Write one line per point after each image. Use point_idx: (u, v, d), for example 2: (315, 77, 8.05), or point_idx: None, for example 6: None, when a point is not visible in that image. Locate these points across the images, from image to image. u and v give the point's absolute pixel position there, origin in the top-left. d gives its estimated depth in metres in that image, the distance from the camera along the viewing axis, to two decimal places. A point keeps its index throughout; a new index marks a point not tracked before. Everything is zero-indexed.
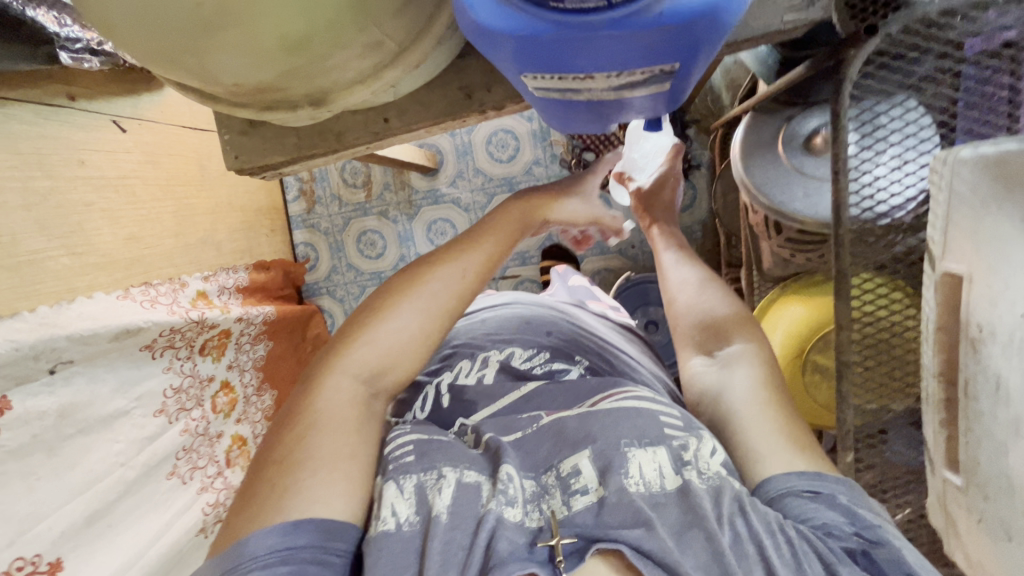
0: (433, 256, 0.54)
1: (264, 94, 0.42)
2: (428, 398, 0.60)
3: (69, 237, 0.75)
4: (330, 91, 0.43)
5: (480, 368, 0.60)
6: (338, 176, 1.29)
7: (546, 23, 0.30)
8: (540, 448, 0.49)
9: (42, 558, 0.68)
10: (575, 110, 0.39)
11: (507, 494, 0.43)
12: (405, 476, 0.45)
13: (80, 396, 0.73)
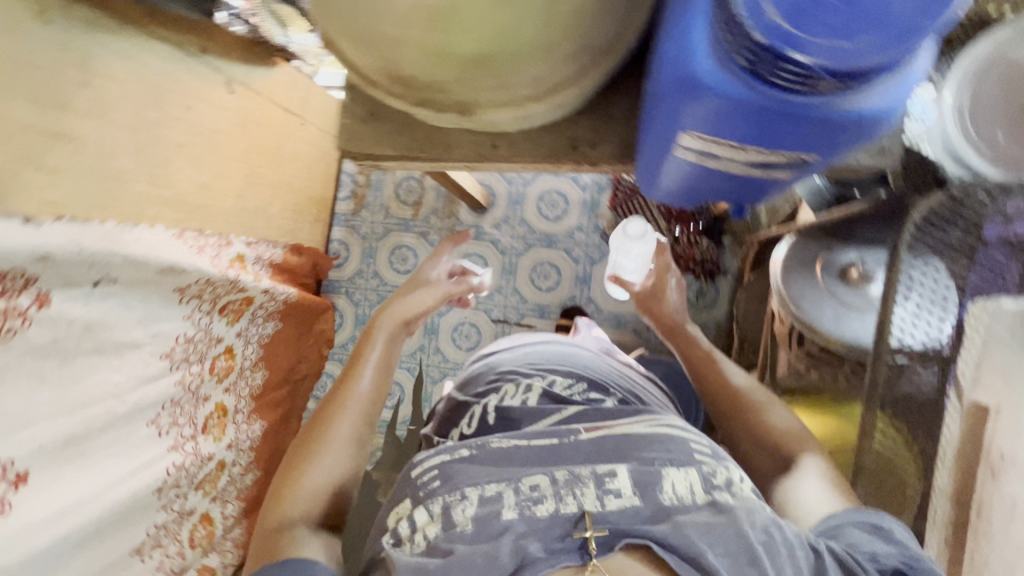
0: (336, 390, 0.70)
1: (428, 91, 0.48)
2: (476, 414, 0.69)
3: (156, 168, 0.79)
4: (478, 105, 0.49)
5: (524, 394, 0.69)
6: (392, 189, 1.36)
7: (752, 91, 0.35)
8: (577, 454, 0.56)
9: (12, 464, 0.66)
10: (706, 160, 0.45)
11: (538, 497, 0.51)
12: (433, 500, 0.54)
13: (108, 317, 0.74)
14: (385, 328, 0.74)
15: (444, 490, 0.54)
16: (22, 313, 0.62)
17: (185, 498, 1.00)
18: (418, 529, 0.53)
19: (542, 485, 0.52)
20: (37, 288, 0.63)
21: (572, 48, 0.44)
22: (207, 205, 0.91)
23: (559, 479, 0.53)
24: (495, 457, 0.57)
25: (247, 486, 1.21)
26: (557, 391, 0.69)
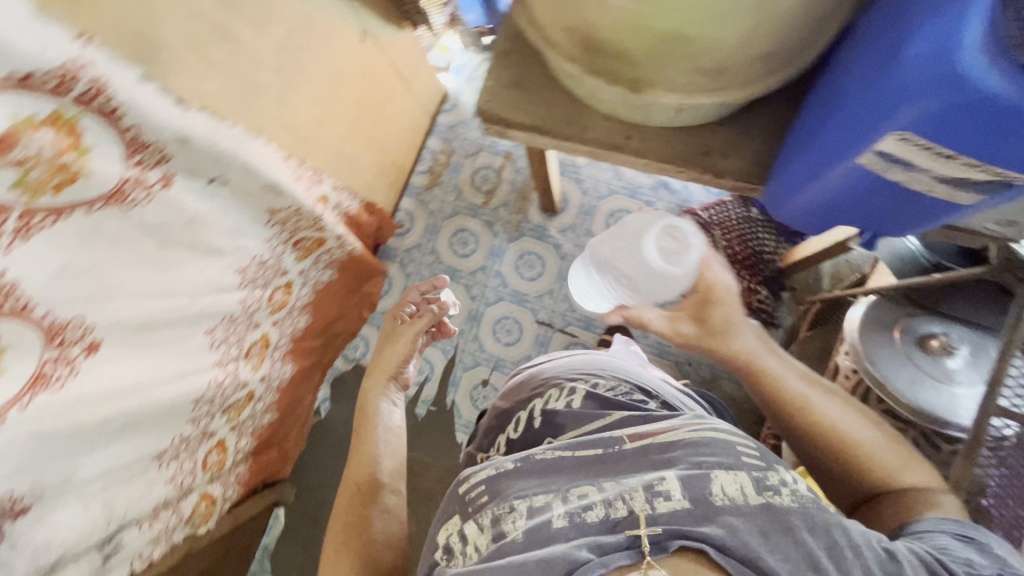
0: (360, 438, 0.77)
1: (609, 57, 0.50)
2: (522, 419, 0.71)
3: (288, 90, 0.81)
4: (651, 84, 0.51)
5: (569, 396, 0.70)
6: (469, 174, 1.39)
7: (1013, 94, 0.36)
8: (620, 464, 0.56)
9: (92, 332, 0.64)
10: (892, 167, 0.47)
11: (580, 508, 0.51)
12: (482, 514, 0.54)
13: (212, 215, 0.75)
14: (375, 394, 0.82)
15: (493, 503, 0.55)
16: (149, 186, 0.63)
17: (211, 419, 0.99)
18: (468, 542, 0.53)
19: (593, 495, 0.52)
20: (166, 168, 0.65)
21: (765, 50, 0.46)
22: (316, 139, 0.93)
23: (608, 488, 0.52)
24: (544, 467, 0.57)
25: (262, 426, 1.19)
26: (604, 391, 0.70)
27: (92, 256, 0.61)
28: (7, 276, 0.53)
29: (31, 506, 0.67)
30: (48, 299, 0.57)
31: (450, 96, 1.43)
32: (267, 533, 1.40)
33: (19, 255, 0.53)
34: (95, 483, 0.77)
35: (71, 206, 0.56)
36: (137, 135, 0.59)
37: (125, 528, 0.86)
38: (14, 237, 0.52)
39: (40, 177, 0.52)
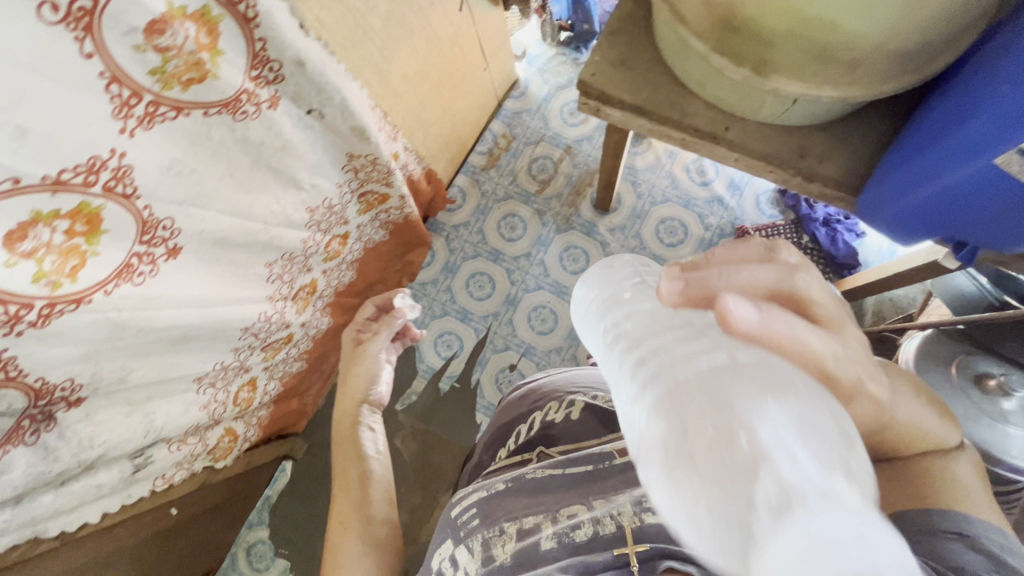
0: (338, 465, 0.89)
1: (743, 37, 0.50)
2: (521, 432, 0.76)
3: (390, 40, 0.83)
4: (779, 69, 0.51)
5: (567, 408, 0.73)
6: (527, 161, 1.40)
7: None
8: (611, 480, 0.57)
9: (175, 236, 0.65)
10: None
11: (567, 530, 0.52)
12: (473, 537, 0.58)
13: (301, 147, 0.75)
14: (350, 418, 0.94)
15: (483, 526, 0.58)
16: (258, 102, 0.64)
17: (250, 354, 0.99)
18: (460, 565, 0.56)
19: (581, 514, 0.54)
20: (275, 89, 0.66)
21: (906, 47, 0.46)
22: (401, 95, 0.94)
23: (596, 507, 0.53)
24: (532, 488, 0.60)
25: (289, 373, 1.18)
26: (601, 404, 0.73)
27: (196, 160, 0.61)
28: (124, 159, 0.53)
29: (85, 398, 0.68)
30: (151, 193, 0.58)
31: (519, 83, 1.45)
32: (270, 483, 1.38)
33: (139, 141, 0.53)
34: (142, 392, 0.77)
35: (192, 105, 0.56)
36: (263, 50, 0.60)
37: (156, 444, 0.86)
38: (138, 122, 0.53)
39: (175, 69, 0.53)
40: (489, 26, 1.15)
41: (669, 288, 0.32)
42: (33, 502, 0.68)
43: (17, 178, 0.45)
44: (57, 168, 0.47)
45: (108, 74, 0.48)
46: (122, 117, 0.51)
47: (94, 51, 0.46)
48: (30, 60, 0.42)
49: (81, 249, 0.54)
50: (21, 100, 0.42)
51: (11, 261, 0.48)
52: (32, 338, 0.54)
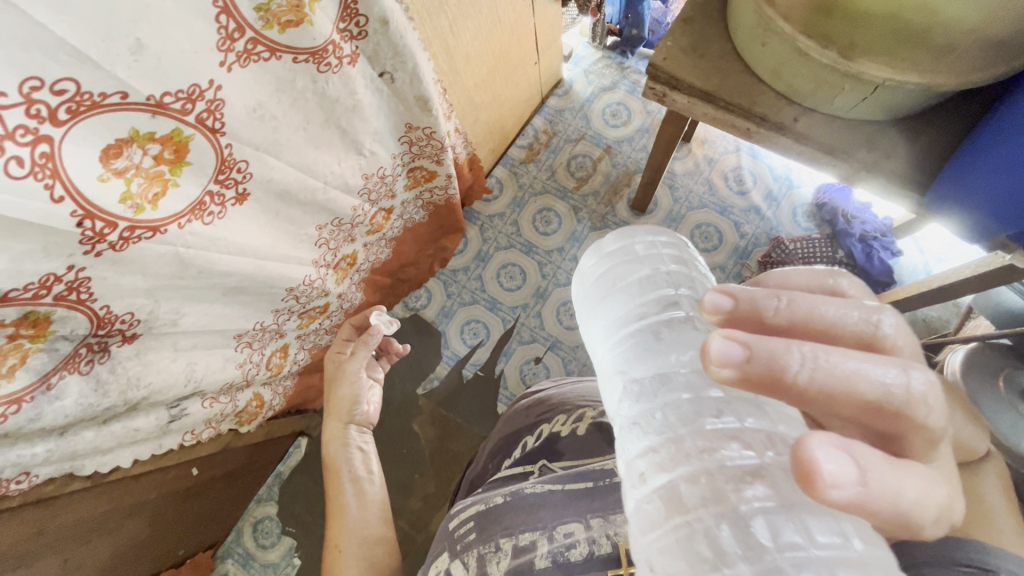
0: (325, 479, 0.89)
1: (833, 19, 0.51)
2: (526, 443, 0.70)
3: (462, 17, 0.84)
4: (865, 54, 0.52)
5: (575, 422, 0.67)
6: (566, 158, 1.42)
7: None
8: (610, 498, 0.51)
9: (246, 180, 0.65)
10: None
11: (562, 548, 0.49)
12: (469, 553, 0.53)
13: (369, 110, 0.77)
14: (338, 439, 0.92)
15: (479, 541, 0.53)
16: (341, 56, 0.65)
17: (287, 319, 0.97)
18: None
19: (579, 535, 0.49)
20: (356, 46, 0.67)
21: (997, 35, 0.48)
22: (461, 74, 0.95)
23: (595, 527, 0.49)
24: (529, 499, 0.54)
25: (318, 347, 1.16)
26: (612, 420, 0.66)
27: (278, 106, 0.63)
28: (219, 92, 0.54)
29: (139, 336, 0.67)
30: (235, 132, 0.59)
31: (563, 83, 1.47)
32: (283, 460, 1.35)
33: (235, 76, 0.55)
34: (189, 339, 0.76)
35: (284, 49, 0.58)
36: (353, 3, 0.62)
37: (191, 397, 0.85)
38: (236, 58, 0.54)
39: (277, 8, 0.54)
40: (545, 19, 1.17)
41: (727, 371, 0.28)
42: (76, 437, 0.68)
43: (125, 92, 0.46)
44: (161, 89, 0.49)
45: (220, 4, 0.49)
46: (224, 50, 0.52)
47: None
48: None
49: (164, 176, 0.55)
50: (145, 14, 0.43)
51: (104, 175, 0.49)
52: (107, 260, 0.54)
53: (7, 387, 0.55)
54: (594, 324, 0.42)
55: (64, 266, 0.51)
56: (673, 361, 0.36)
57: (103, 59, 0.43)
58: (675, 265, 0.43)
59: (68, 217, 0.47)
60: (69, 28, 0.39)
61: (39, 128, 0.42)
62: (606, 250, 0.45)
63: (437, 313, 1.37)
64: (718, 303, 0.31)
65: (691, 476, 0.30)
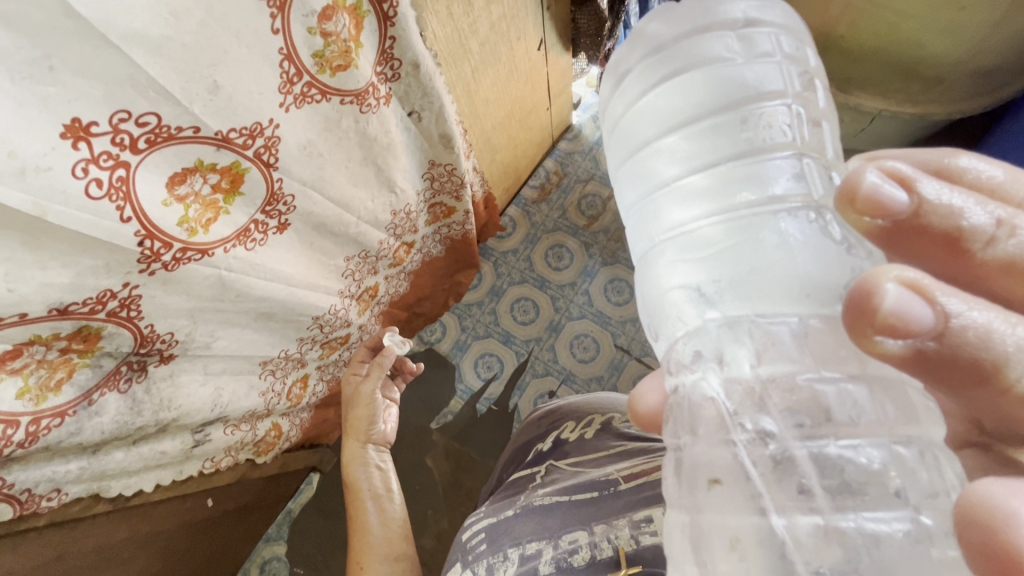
0: (351, 509, 0.89)
1: None
2: (536, 450, 0.72)
3: (484, 66, 0.92)
4: None
5: (582, 428, 0.69)
6: (576, 198, 1.48)
7: None
8: (613, 506, 0.51)
9: (287, 214, 0.70)
10: None
11: (566, 553, 0.49)
12: (478, 564, 0.54)
13: (400, 147, 0.82)
14: (358, 459, 0.95)
15: (489, 551, 0.54)
16: (379, 97, 0.71)
17: (310, 348, 0.99)
18: None
19: (583, 541, 0.49)
20: (390, 87, 0.74)
21: None
22: (480, 116, 1.02)
23: (598, 533, 0.49)
24: (538, 510, 0.55)
25: (335, 379, 1.17)
26: (619, 425, 0.67)
27: (325, 144, 0.68)
28: (276, 130, 0.60)
29: (175, 357, 0.70)
30: (286, 167, 0.64)
31: (572, 128, 1.55)
32: (294, 497, 1.33)
33: (291, 116, 0.60)
34: (219, 363, 0.78)
35: (333, 92, 0.64)
36: (390, 48, 0.69)
37: (215, 423, 0.87)
38: (294, 100, 0.60)
39: (331, 54, 0.60)
40: (557, 69, 1.26)
41: (895, 344, 0.27)
42: (106, 456, 0.69)
43: (198, 128, 0.51)
44: (228, 126, 0.54)
45: (284, 51, 0.55)
46: (284, 92, 0.58)
47: (281, 28, 0.53)
48: (236, 27, 0.49)
49: (218, 204, 0.60)
50: (222, 59, 0.49)
51: (168, 201, 0.53)
52: (158, 280, 0.58)
53: (53, 400, 0.58)
54: (657, 167, 0.42)
55: (120, 283, 0.55)
56: (769, 262, 0.34)
57: (184, 96, 0.48)
58: (789, 102, 0.38)
59: (132, 237, 0.51)
60: (160, 70, 0.45)
61: (120, 155, 0.47)
62: (707, 51, 0.41)
63: (452, 347, 1.39)
64: (891, 198, 0.28)
65: (788, 514, 0.28)
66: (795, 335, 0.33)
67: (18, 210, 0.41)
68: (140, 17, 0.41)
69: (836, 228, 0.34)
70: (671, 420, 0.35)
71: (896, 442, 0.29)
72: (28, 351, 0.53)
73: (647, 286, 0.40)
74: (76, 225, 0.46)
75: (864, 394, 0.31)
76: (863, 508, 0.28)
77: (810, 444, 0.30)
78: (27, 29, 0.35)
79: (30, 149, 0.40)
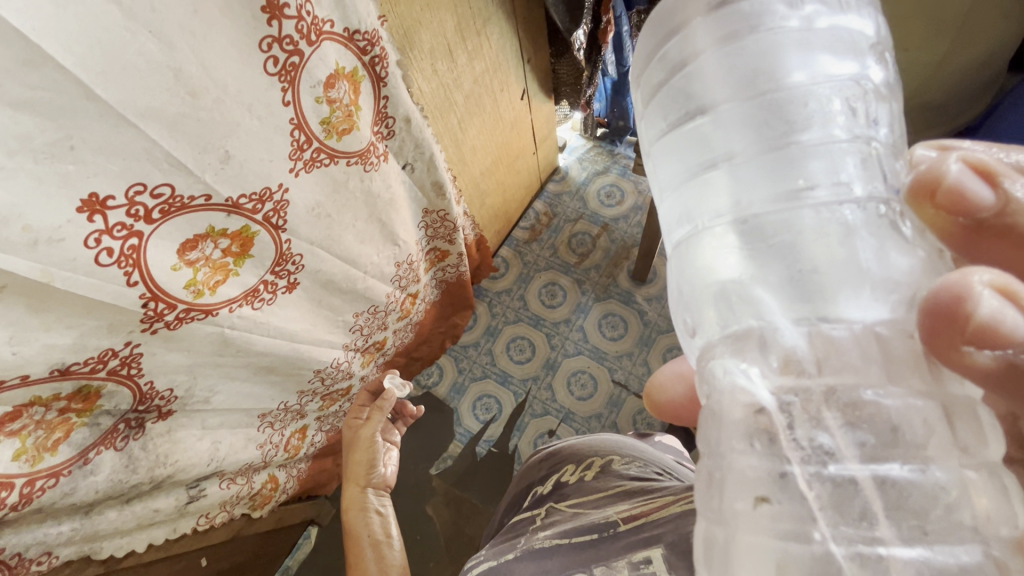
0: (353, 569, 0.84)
1: None
2: (536, 494, 0.72)
3: (473, 114, 0.96)
4: None
5: (582, 470, 0.69)
6: (567, 237, 1.52)
7: None
8: (611, 547, 0.50)
9: (293, 274, 0.72)
10: None
11: None
12: None
13: (401, 203, 0.86)
14: (357, 505, 0.93)
15: None
16: (378, 156, 0.75)
17: (310, 400, 0.99)
18: None
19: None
20: (386, 145, 0.77)
21: None
22: (469, 164, 1.06)
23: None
24: (538, 554, 0.55)
25: (335, 429, 1.16)
26: (618, 467, 0.66)
27: (333, 206, 0.71)
28: (286, 194, 0.63)
29: (173, 413, 0.71)
30: (294, 229, 0.67)
31: (560, 170, 1.61)
32: (291, 553, 1.28)
33: (300, 180, 0.63)
34: (217, 417, 0.79)
35: (340, 155, 0.67)
36: (384, 107, 0.73)
37: (211, 477, 0.86)
38: (303, 165, 0.63)
39: (336, 120, 0.64)
40: (542, 117, 1.32)
41: (985, 354, 0.27)
42: (99, 516, 0.69)
43: (209, 195, 0.54)
44: (238, 193, 0.56)
45: (295, 122, 0.59)
46: (293, 159, 0.61)
47: (291, 101, 0.57)
48: (249, 101, 0.52)
49: (228, 267, 0.62)
50: (235, 131, 0.52)
51: (178, 266, 0.55)
52: (160, 338, 0.59)
53: (49, 460, 0.58)
54: (712, 141, 0.39)
55: (122, 342, 0.56)
56: (839, 260, 0.31)
57: (197, 167, 0.51)
58: (860, 77, 0.36)
59: (137, 299, 0.53)
60: (175, 143, 0.47)
61: (134, 225, 0.49)
62: (770, 12, 0.39)
63: (449, 390, 1.39)
64: (978, 191, 0.30)
65: (848, 541, 0.26)
66: (857, 341, 0.29)
67: (27, 278, 0.43)
68: (158, 97, 0.44)
69: (908, 224, 0.32)
70: (703, 425, 0.31)
71: (966, 467, 0.26)
72: (28, 413, 0.54)
73: (689, 268, 0.37)
74: (84, 289, 0.47)
75: (935, 416, 0.27)
76: (934, 541, 0.25)
77: (873, 467, 0.27)
78: (51, 114, 0.38)
79: (45, 223, 0.42)
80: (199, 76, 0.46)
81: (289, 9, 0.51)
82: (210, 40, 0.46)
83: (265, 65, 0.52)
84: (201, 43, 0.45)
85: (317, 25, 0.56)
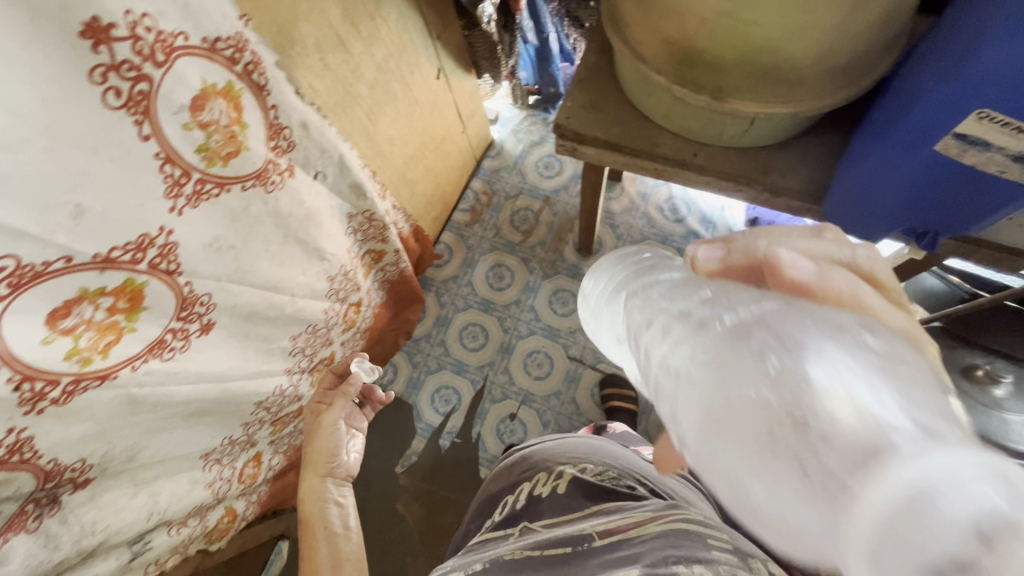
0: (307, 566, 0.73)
1: (700, 67, 0.59)
2: (508, 503, 0.69)
3: (382, 105, 0.89)
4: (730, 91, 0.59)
5: (554, 480, 0.68)
6: (508, 214, 1.47)
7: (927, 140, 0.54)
8: (590, 562, 0.48)
9: (205, 315, 0.66)
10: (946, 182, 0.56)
11: None
12: None
13: (321, 215, 0.79)
14: (316, 492, 0.83)
15: None
16: (281, 172, 0.68)
17: (259, 427, 0.94)
18: None
19: None
20: (290, 158, 0.70)
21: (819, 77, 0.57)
22: (389, 156, 0.98)
23: None
24: (509, 567, 0.53)
25: (293, 448, 1.10)
26: (594, 478, 0.66)
27: (234, 235, 0.64)
28: (170, 236, 0.56)
29: (93, 479, 0.65)
30: (192, 269, 0.60)
31: (494, 145, 1.54)
32: None
33: (186, 218, 0.56)
34: (150, 470, 0.73)
35: (230, 180, 0.60)
36: (276, 118, 0.65)
37: (157, 528, 0.81)
38: (186, 201, 0.56)
39: (216, 144, 0.56)
40: (466, 93, 1.25)
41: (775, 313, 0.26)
42: None
43: (70, 256, 0.47)
44: (108, 246, 0.49)
45: (162, 155, 0.51)
46: (172, 196, 0.54)
47: (151, 133, 0.49)
48: (94, 143, 0.45)
49: (119, 325, 0.55)
50: (84, 180, 0.45)
51: (50, 338, 0.48)
52: (51, 416, 0.53)
53: None
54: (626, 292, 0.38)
55: (3, 430, 0.49)
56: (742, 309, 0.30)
57: (43, 230, 0.43)
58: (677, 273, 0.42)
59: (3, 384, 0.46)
60: (3, 210, 0.40)
61: None
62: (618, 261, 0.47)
63: (405, 386, 1.35)
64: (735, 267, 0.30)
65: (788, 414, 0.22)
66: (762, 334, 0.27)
67: None
68: None
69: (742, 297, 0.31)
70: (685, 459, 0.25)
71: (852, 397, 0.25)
72: None
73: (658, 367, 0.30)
74: None
75: None
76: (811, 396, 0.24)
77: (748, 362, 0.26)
78: None
79: None
80: (13, 127, 0.39)
81: (119, 30, 0.43)
82: (17, 83, 0.38)
83: (104, 98, 0.44)
84: (6, 88, 0.38)
85: (165, 41, 0.48)
